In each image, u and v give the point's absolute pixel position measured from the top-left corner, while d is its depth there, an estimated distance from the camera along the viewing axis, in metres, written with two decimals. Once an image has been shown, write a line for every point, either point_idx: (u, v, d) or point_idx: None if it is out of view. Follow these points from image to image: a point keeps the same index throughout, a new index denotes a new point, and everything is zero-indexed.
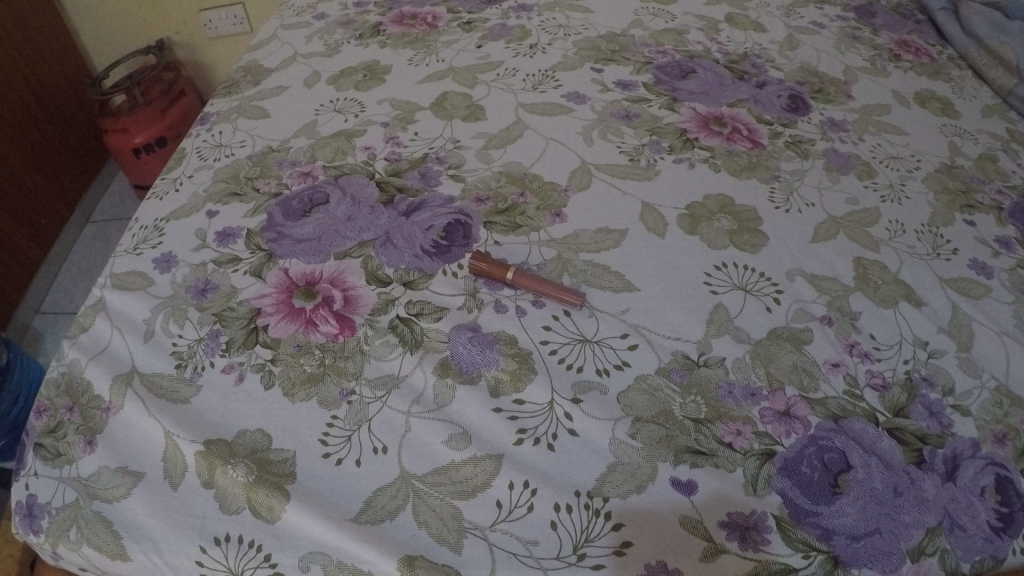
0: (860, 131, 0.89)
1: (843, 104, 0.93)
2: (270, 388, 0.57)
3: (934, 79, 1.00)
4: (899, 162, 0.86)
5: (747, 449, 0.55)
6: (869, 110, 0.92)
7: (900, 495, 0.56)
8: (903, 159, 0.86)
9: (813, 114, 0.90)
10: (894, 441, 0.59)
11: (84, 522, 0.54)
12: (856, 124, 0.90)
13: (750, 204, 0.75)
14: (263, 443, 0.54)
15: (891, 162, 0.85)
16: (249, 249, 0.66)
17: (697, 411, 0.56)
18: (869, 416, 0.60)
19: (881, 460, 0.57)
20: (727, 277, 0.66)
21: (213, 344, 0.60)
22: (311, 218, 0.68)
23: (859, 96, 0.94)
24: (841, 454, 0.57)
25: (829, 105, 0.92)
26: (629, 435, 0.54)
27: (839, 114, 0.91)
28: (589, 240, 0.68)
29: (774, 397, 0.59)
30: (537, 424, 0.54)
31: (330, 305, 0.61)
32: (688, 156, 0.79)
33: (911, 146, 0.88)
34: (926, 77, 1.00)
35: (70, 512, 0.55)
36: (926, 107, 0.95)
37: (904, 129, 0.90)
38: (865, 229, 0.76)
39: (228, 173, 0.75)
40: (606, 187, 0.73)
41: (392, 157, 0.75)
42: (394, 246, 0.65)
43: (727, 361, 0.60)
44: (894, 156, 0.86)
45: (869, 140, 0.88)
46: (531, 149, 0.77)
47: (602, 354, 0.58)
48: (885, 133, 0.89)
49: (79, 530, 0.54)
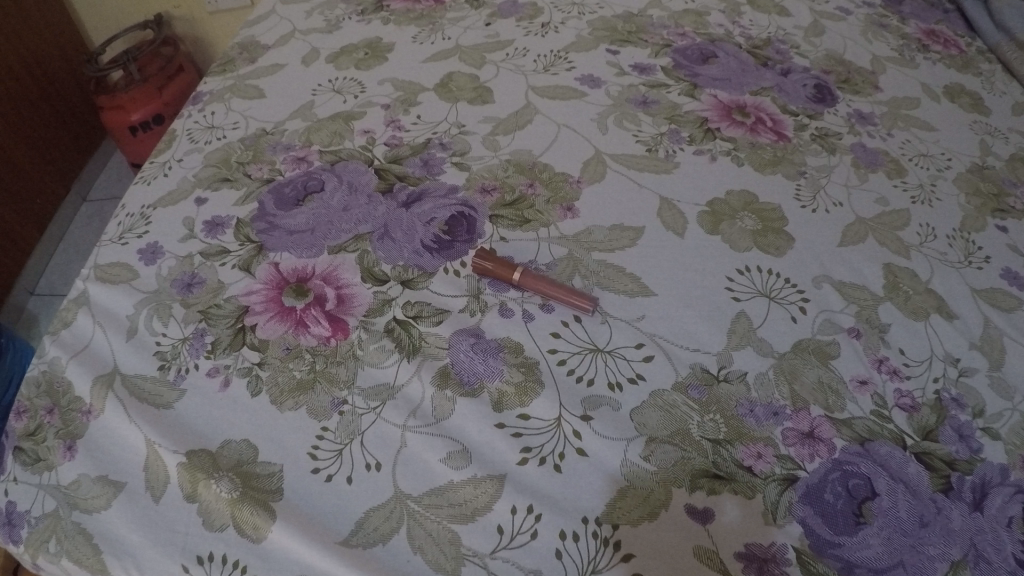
0: (889, 125, 0.84)
1: (871, 95, 0.87)
2: (257, 395, 0.53)
3: (963, 73, 0.95)
4: (928, 160, 0.80)
5: (768, 474, 0.51)
6: (898, 103, 0.87)
7: (926, 526, 0.52)
8: (933, 157, 0.81)
9: (841, 105, 0.85)
10: (922, 466, 0.55)
11: (64, 534, 0.51)
12: (884, 117, 0.85)
13: (774, 202, 0.70)
14: (249, 455, 0.51)
15: (921, 160, 0.80)
16: (238, 241, 0.62)
17: (716, 431, 0.52)
18: (896, 439, 0.56)
19: (908, 487, 0.53)
20: (750, 282, 0.62)
21: (198, 345, 0.56)
22: (306, 208, 0.64)
23: (887, 88, 0.89)
24: (866, 480, 0.53)
25: (857, 96, 0.87)
26: (641, 456, 0.50)
27: (867, 106, 0.86)
28: (602, 237, 0.63)
29: (798, 416, 0.55)
30: (543, 442, 0.50)
31: (322, 305, 0.57)
32: (709, 147, 0.74)
33: (941, 144, 0.83)
34: (955, 70, 0.95)
35: (48, 523, 0.51)
36: (956, 102, 0.90)
37: (933, 125, 0.85)
38: (894, 233, 0.71)
39: (219, 157, 0.71)
40: (621, 179, 0.69)
41: (392, 143, 0.70)
42: (392, 241, 0.61)
43: (748, 376, 0.56)
44: (923, 153, 0.81)
45: (898, 135, 0.82)
46: (541, 137, 0.72)
47: (613, 365, 0.54)
48: (914, 128, 0.84)
49: (58, 541, 0.51)
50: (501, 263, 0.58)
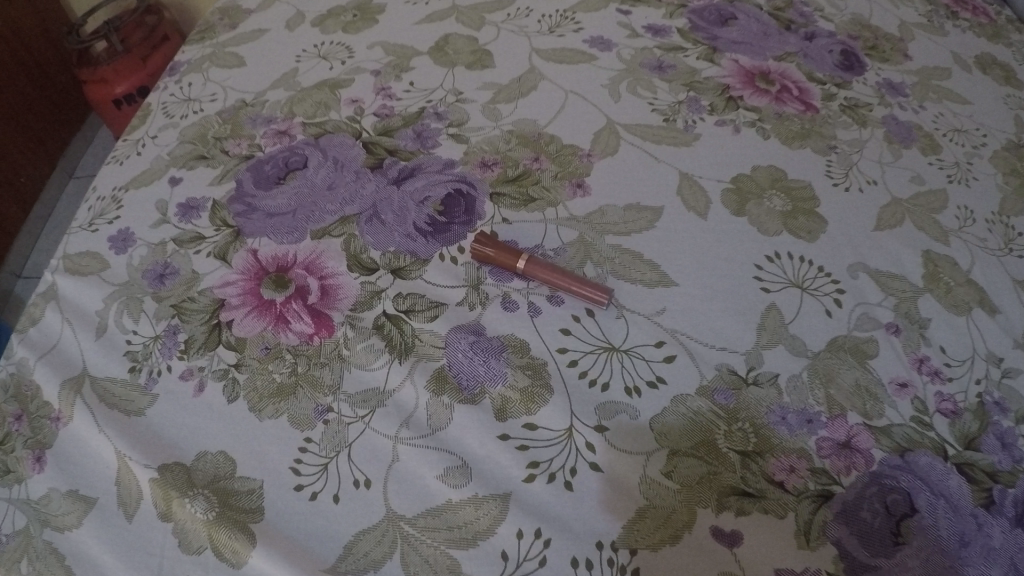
0: (920, 97, 0.77)
1: (901, 63, 0.80)
2: (234, 402, 0.48)
3: (994, 43, 0.87)
4: (963, 135, 0.74)
5: (801, 490, 0.46)
6: (929, 72, 0.80)
7: (967, 546, 0.46)
8: (968, 132, 0.74)
9: (870, 74, 0.78)
10: (962, 479, 0.49)
11: (35, 554, 0.46)
12: (916, 88, 0.78)
13: (804, 179, 0.64)
14: (225, 470, 0.46)
15: (955, 135, 0.73)
16: (214, 226, 0.56)
17: (745, 441, 0.47)
18: (937, 449, 0.50)
19: (949, 503, 0.48)
20: (781, 271, 0.56)
21: (171, 344, 0.51)
22: (288, 187, 0.58)
23: (917, 56, 0.82)
24: (905, 495, 0.47)
25: (886, 64, 0.80)
26: (662, 473, 0.45)
27: (897, 76, 0.79)
28: (616, 219, 0.57)
29: (833, 425, 0.49)
30: (551, 456, 0.45)
31: (304, 298, 0.51)
32: (731, 118, 0.67)
33: (976, 118, 0.76)
34: (986, 40, 0.87)
35: (20, 542, 0.47)
36: (989, 73, 0.83)
37: (967, 96, 0.78)
38: (932, 216, 0.65)
39: (194, 132, 0.64)
40: (635, 152, 0.62)
41: (382, 113, 0.64)
42: (382, 225, 0.55)
43: (780, 378, 0.50)
44: (958, 128, 0.74)
45: (931, 108, 0.76)
46: (547, 105, 0.65)
47: (630, 365, 0.49)
48: (947, 101, 0.77)
49: (30, 561, 0.46)
50: (503, 251, 0.52)
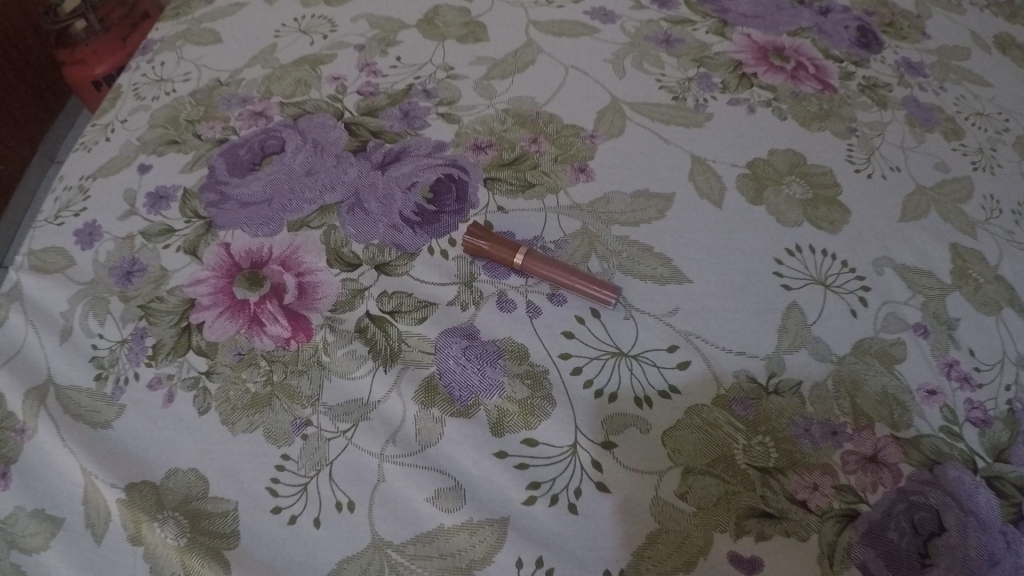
0: (940, 77, 0.72)
1: (918, 42, 0.75)
2: (205, 414, 0.44)
3: (1014, 22, 0.82)
4: (985, 120, 0.69)
5: (825, 509, 0.43)
6: (948, 51, 0.75)
7: (995, 567, 0.43)
8: (990, 116, 0.69)
9: (888, 52, 0.73)
10: (992, 494, 0.45)
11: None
12: (936, 68, 0.73)
13: (825, 164, 0.59)
14: (197, 489, 0.42)
15: (978, 119, 0.69)
16: (185, 217, 0.52)
17: (765, 457, 0.43)
18: (967, 461, 0.46)
19: (979, 520, 0.44)
20: (802, 265, 0.51)
21: (138, 349, 0.47)
22: (263, 174, 0.53)
23: (935, 34, 0.77)
24: (934, 513, 0.43)
25: (904, 42, 0.74)
26: (675, 494, 0.41)
27: (915, 55, 0.73)
28: (622, 208, 0.52)
29: (859, 437, 0.45)
30: (554, 475, 0.41)
31: (280, 298, 0.47)
32: (745, 96, 0.62)
33: (998, 102, 0.71)
34: (1005, 19, 0.82)
35: None
36: (1008, 54, 0.78)
37: (988, 79, 0.74)
38: (958, 206, 0.60)
39: (166, 116, 0.60)
40: (642, 133, 0.57)
41: (366, 91, 0.59)
42: (365, 214, 0.51)
43: (802, 386, 0.46)
44: (980, 112, 0.70)
45: (952, 89, 0.71)
46: (546, 81, 0.60)
47: (638, 372, 0.45)
48: (967, 82, 0.72)
49: None
50: (501, 245, 0.48)
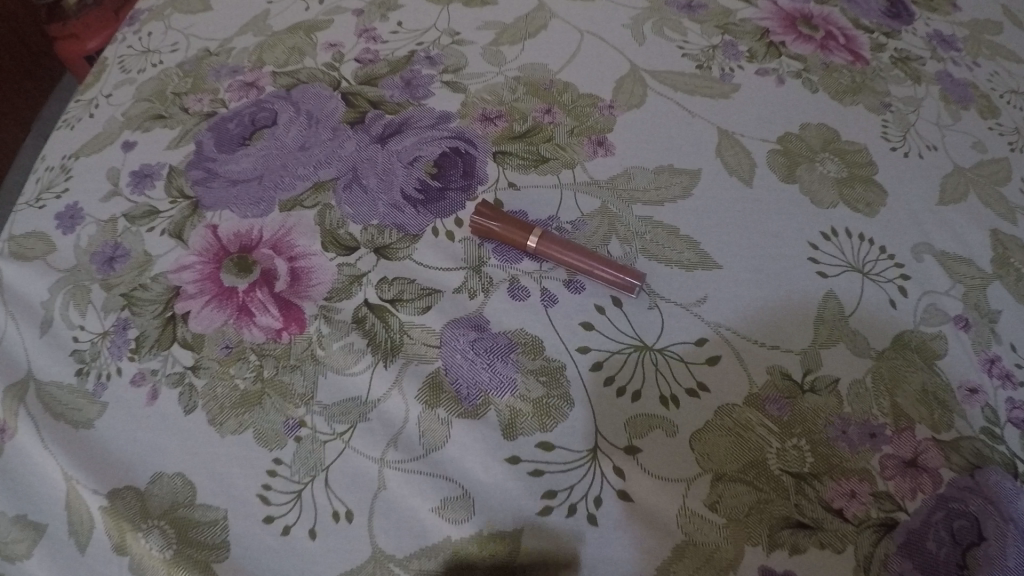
0: (973, 52, 0.65)
1: (948, 14, 0.68)
2: (191, 413, 0.41)
3: None
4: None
5: (862, 518, 0.39)
6: (980, 24, 0.68)
7: None
8: None
9: (919, 23, 0.66)
10: None
11: None
12: (968, 42, 0.66)
13: (860, 140, 0.55)
14: (185, 495, 0.40)
15: (1015, 97, 0.62)
16: (170, 198, 0.48)
17: (801, 461, 0.40)
18: (1009, 467, 0.43)
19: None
20: (839, 251, 0.47)
21: (120, 342, 0.44)
22: (254, 148, 0.49)
23: (966, 7, 0.69)
24: (973, 521, 0.40)
25: (933, 14, 0.67)
26: (705, 504, 0.38)
27: (946, 28, 0.66)
28: (644, 184, 0.49)
29: (899, 439, 0.42)
30: (571, 484, 0.38)
31: (270, 286, 0.44)
32: (774, 67, 0.58)
33: None
34: None
35: None
36: None
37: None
38: (998, 189, 0.55)
39: (152, 89, 0.56)
40: (664, 104, 0.53)
41: (365, 58, 0.55)
42: (363, 192, 0.47)
43: (840, 384, 0.43)
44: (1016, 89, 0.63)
45: (986, 65, 0.64)
46: (560, 47, 0.56)
47: (664, 367, 0.41)
48: (1001, 59, 0.65)
49: None
50: (512, 228, 0.44)
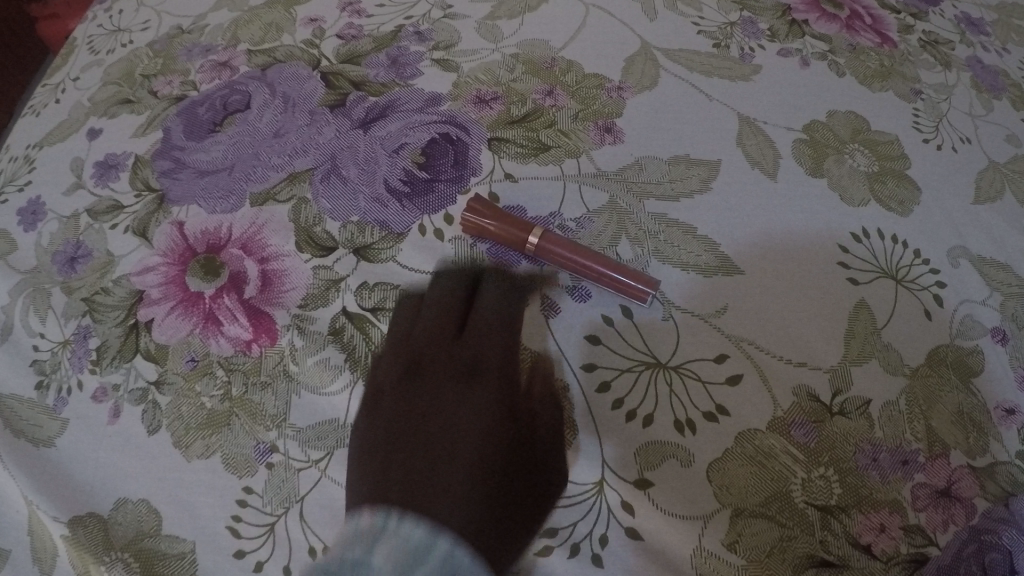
0: (1003, 37, 0.59)
1: None
2: (156, 433, 0.38)
3: None
4: None
5: (892, 554, 0.36)
6: (1009, 7, 0.61)
7: None
8: None
9: (946, 3, 0.60)
10: None
11: None
12: (997, 26, 0.60)
13: (890, 129, 0.49)
14: (150, 525, 0.36)
15: None
16: (135, 191, 0.44)
17: (828, 493, 0.36)
18: None
19: None
20: (870, 253, 0.43)
21: (81, 352, 0.40)
22: (224, 136, 0.45)
23: None
24: (1005, 555, 0.37)
25: None
26: (722, 544, 0.34)
27: (974, 9, 0.60)
28: (656, 177, 0.44)
29: (933, 467, 0.38)
30: (573, 521, 0.35)
31: (239, 292, 0.40)
32: (797, 47, 0.52)
33: None
34: None
35: None
36: None
37: None
38: None
39: (121, 71, 0.51)
40: (677, 86, 0.48)
41: (347, 34, 0.50)
42: (344, 184, 0.42)
43: (871, 406, 0.38)
44: None
45: (1015, 51, 0.58)
46: (561, 21, 0.51)
47: (678, 387, 0.37)
48: None
49: None
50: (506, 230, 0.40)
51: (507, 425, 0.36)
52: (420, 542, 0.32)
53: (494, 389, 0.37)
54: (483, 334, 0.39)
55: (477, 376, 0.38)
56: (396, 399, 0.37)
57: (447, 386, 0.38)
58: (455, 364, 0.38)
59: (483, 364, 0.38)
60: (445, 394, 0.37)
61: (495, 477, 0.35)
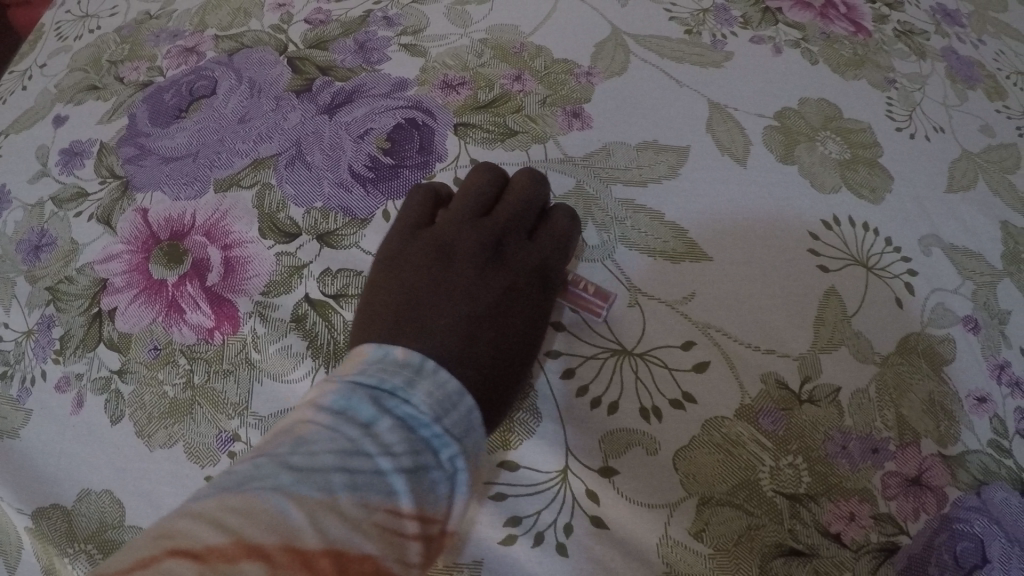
0: (978, 28, 0.59)
1: None
2: (118, 423, 0.37)
3: None
4: None
5: (860, 543, 0.36)
6: None
7: None
8: None
9: None
10: None
11: None
12: (973, 17, 0.60)
13: (862, 117, 0.49)
14: (112, 516, 0.36)
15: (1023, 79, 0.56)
16: (99, 178, 0.43)
17: (796, 481, 0.36)
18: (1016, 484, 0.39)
19: None
20: (840, 241, 0.43)
21: (44, 342, 0.39)
22: (190, 121, 0.44)
23: None
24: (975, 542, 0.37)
25: None
26: (689, 532, 0.34)
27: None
28: (625, 163, 0.44)
29: (903, 455, 0.38)
30: (537, 510, 0.34)
31: (201, 279, 0.39)
32: (770, 34, 0.52)
33: None
34: None
35: None
36: None
37: None
38: (1008, 177, 0.50)
39: (88, 57, 0.50)
40: (647, 73, 0.48)
41: (315, 19, 0.49)
42: (308, 169, 0.42)
43: (840, 394, 0.38)
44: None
45: (991, 43, 0.58)
46: (532, 7, 0.50)
47: (644, 374, 0.37)
48: (1007, 37, 0.59)
49: None
50: (538, 195, 0.41)
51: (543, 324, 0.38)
52: (450, 393, 0.32)
53: (546, 297, 0.39)
54: (550, 242, 0.40)
55: (542, 284, 0.39)
56: (463, 268, 0.39)
57: (512, 277, 0.39)
58: (524, 265, 0.39)
59: (550, 272, 0.39)
60: (503, 282, 0.39)
61: (510, 365, 0.36)
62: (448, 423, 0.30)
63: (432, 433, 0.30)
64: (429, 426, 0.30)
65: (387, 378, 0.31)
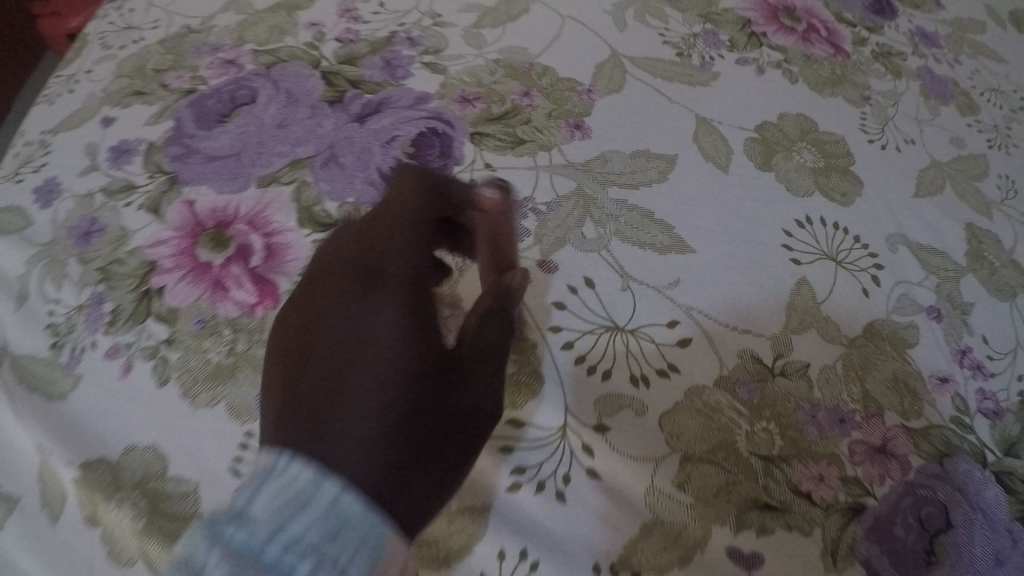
0: (955, 50, 0.64)
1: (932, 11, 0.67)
2: (164, 386, 0.41)
3: None
4: (1003, 96, 0.62)
5: (830, 502, 0.39)
6: (962, 24, 0.67)
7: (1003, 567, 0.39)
8: (1007, 93, 0.62)
9: (902, 20, 0.65)
10: (1000, 489, 0.42)
11: None
12: (950, 39, 0.65)
13: (837, 131, 0.54)
14: (156, 469, 0.40)
15: (994, 95, 0.61)
16: (148, 172, 0.48)
17: (769, 444, 0.40)
18: (975, 454, 0.43)
19: (987, 517, 0.40)
20: (814, 238, 0.48)
21: (95, 315, 0.43)
22: (231, 126, 0.49)
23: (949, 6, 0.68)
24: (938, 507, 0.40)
25: (917, 11, 0.66)
26: (673, 484, 0.38)
27: (929, 25, 0.65)
28: (621, 168, 0.48)
29: (868, 425, 0.42)
30: (540, 462, 0.38)
31: (245, 261, 0.44)
32: (755, 56, 0.57)
33: (1013, 80, 0.63)
34: None
35: None
36: None
37: (1003, 56, 0.65)
38: (973, 184, 0.54)
39: (133, 65, 0.55)
40: (641, 89, 0.53)
41: (345, 38, 0.54)
42: (340, 169, 0.47)
43: (810, 369, 0.43)
44: (997, 88, 0.62)
45: (966, 64, 0.63)
46: (540, 31, 0.55)
47: (634, 349, 0.42)
48: (980, 58, 0.64)
49: None
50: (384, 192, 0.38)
51: (413, 335, 0.31)
52: (301, 489, 0.26)
53: (390, 290, 0.32)
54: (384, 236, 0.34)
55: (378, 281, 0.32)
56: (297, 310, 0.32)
57: (348, 284, 0.32)
58: (358, 271, 0.33)
59: (389, 263, 0.33)
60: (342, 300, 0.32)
61: (385, 417, 0.29)
62: (296, 529, 0.26)
63: (275, 551, 0.26)
64: (271, 546, 0.26)
65: (233, 501, 0.27)
